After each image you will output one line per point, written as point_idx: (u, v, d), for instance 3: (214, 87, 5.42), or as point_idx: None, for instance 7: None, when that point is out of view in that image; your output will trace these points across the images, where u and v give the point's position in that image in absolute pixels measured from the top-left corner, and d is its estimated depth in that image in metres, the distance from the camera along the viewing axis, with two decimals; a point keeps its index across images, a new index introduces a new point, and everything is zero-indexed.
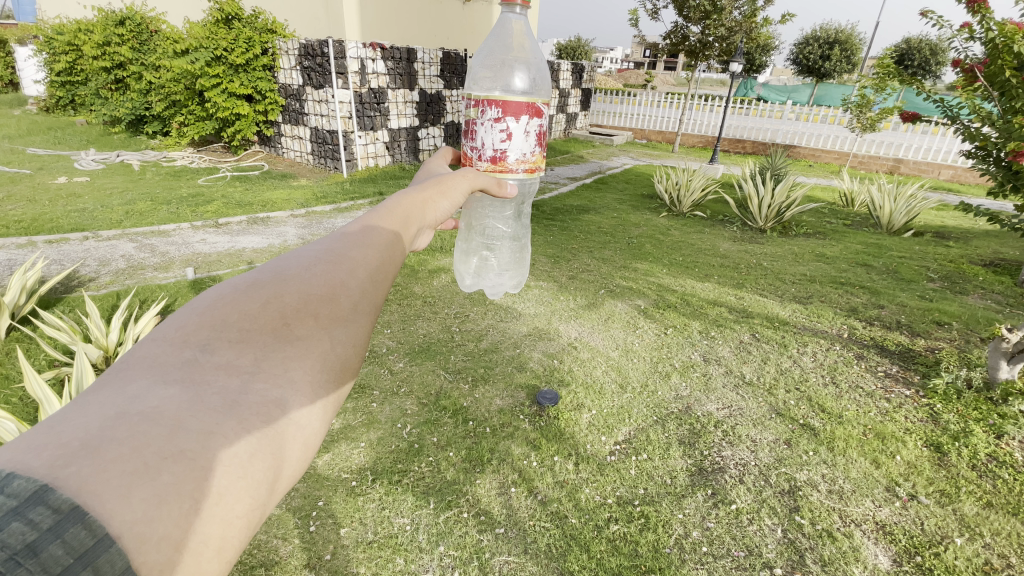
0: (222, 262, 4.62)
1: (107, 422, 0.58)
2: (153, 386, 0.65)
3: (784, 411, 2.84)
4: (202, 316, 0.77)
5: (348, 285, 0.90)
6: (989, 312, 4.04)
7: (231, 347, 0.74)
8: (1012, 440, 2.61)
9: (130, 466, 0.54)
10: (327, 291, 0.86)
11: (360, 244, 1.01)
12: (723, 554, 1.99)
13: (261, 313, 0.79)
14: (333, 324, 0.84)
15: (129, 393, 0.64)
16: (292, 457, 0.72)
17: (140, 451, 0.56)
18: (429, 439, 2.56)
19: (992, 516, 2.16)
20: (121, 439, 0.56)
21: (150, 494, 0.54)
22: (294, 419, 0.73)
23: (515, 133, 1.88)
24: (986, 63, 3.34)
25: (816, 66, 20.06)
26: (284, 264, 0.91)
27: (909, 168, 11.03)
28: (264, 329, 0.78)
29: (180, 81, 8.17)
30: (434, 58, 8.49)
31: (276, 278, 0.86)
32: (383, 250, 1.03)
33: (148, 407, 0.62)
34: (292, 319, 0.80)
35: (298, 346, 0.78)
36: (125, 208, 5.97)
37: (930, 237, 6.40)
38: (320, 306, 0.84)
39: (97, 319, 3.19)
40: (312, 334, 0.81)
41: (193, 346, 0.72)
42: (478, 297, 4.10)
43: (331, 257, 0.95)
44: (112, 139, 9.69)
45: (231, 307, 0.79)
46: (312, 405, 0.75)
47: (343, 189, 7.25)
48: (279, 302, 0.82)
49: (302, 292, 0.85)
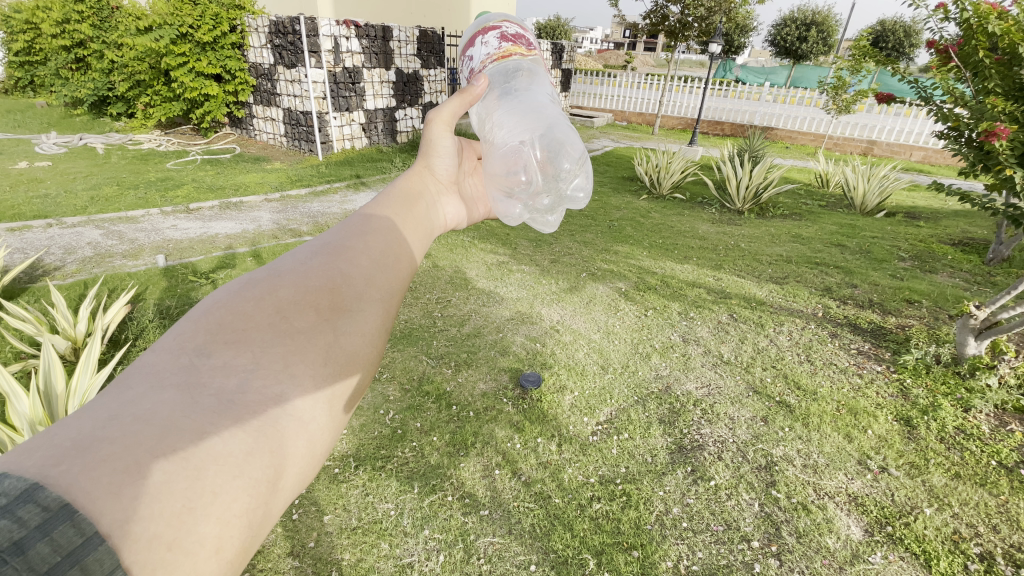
0: (195, 248, 4.49)
1: (101, 424, 0.58)
2: (147, 389, 0.64)
3: (761, 389, 2.90)
4: (196, 321, 0.75)
5: (348, 277, 0.91)
6: (957, 290, 4.17)
7: (228, 347, 0.73)
8: (977, 414, 2.72)
9: (121, 465, 0.55)
10: (327, 283, 0.88)
11: (357, 235, 1.02)
12: (703, 528, 2.04)
13: (258, 312, 0.79)
14: (335, 317, 0.84)
15: (123, 397, 0.63)
16: (293, 453, 0.71)
17: (132, 451, 0.56)
18: (412, 425, 2.55)
19: (959, 486, 2.25)
20: (114, 438, 0.57)
21: (139, 493, 0.54)
22: (294, 413, 0.73)
23: (477, 52, 1.75)
24: (960, 44, 3.37)
25: (794, 48, 20.15)
26: (281, 263, 0.91)
27: (882, 150, 11.31)
28: (263, 325, 0.77)
29: (144, 60, 7.74)
30: (411, 36, 8.25)
31: (272, 277, 0.86)
32: (382, 238, 1.04)
33: (142, 410, 0.61)
34: (290, 314, 0.81)
35: (299, 339, 0.78)
36: (90, 193, 5.74)
37: (901, 218, 6.55)
38: (319, 299, 0.85)
39: (64, 309, 3.08)
40: (313, 328, 0.81)
41: (189, 350, 0.71)
42: (459, 282, 4.07)
43: (330, 252, 0.95)
44: (74, 121, 9.27)
45: (227, 308, 0.78)
46: (314, 398, 0.76)
47: (318, 172, 7.08)
48: (274, 298, 0.82)
49: (299, 287, 0.85)
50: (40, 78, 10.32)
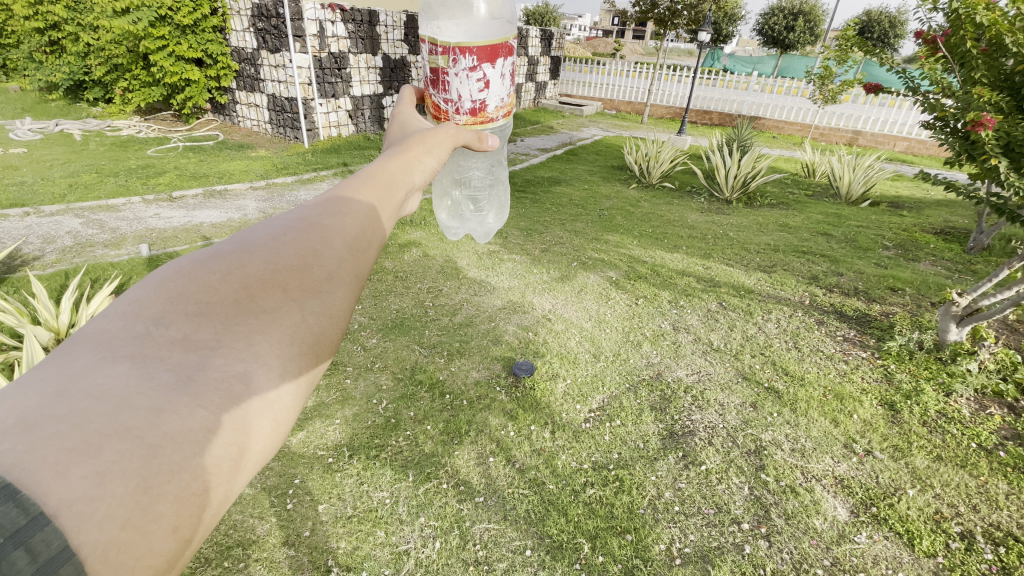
0: (179, 237, 4.40)
1: (47, 399, 0.51)
2: (99, 362, 0.57)
3: (750, 375, 2.96)
4: (157, 290, 0.67)
5: (322, 256, 0.79)
6: (939, 278, 4.26)
7: (187, 321, 0.64)
8: (958, 398, 2.80)
9: (67, 445, 0.47)
10: (298, 261, 0.76)
11: (337, 211, 0.88)
12: (694, 512, 2.09)
13: (224, 283, 0.69)
14: (305, 296, 0.74)
15: (72, 369, 0.55)
16: (258, 432, 0.64)
17: (81, 428, 0.49)
18: (406, 414, 2.55)
19: (941, 468, 2.32)
20: (61, 415, 0.50)
21: (90, 471, 0.47)
22: (258, 390, 0.64)
23: (492, 79, 1.65)
24: (947, 34, 3.41)
25: (781, 38, 20.18)
26: (251, 234, 0.80)
27: (867, 140, 11.42)
28: (225, 303, 0.68)
29: (122, 44, 7.51)
30: (398, 21, 8.10)
31: (240, 248, 0.75)
32: (366, 216, 0.90)
33: (93, 383, 0.54)
34: (256, 293, 0.70)
35: (263, 319, 0.69)
36: (68, 181, 5.59)
37: (885, 207, 6.66)
38: (288, 280, 0.74)
39: (45, 300, 3.01)
40: (278, 307, 0.71)
41: (146, 318, 0.63)
42: (450, 271, 4.06)
43: (306, 225, 0.83)
44: (50, 107, 8.99)
45: (189, 278, 0.69)
46: (280, 376, 0.67)
47: (304, 160, 6.98)
48: (241, 273, 0.72)
49: (268, 264, 0.74)
50: (12, 61, 9.93)
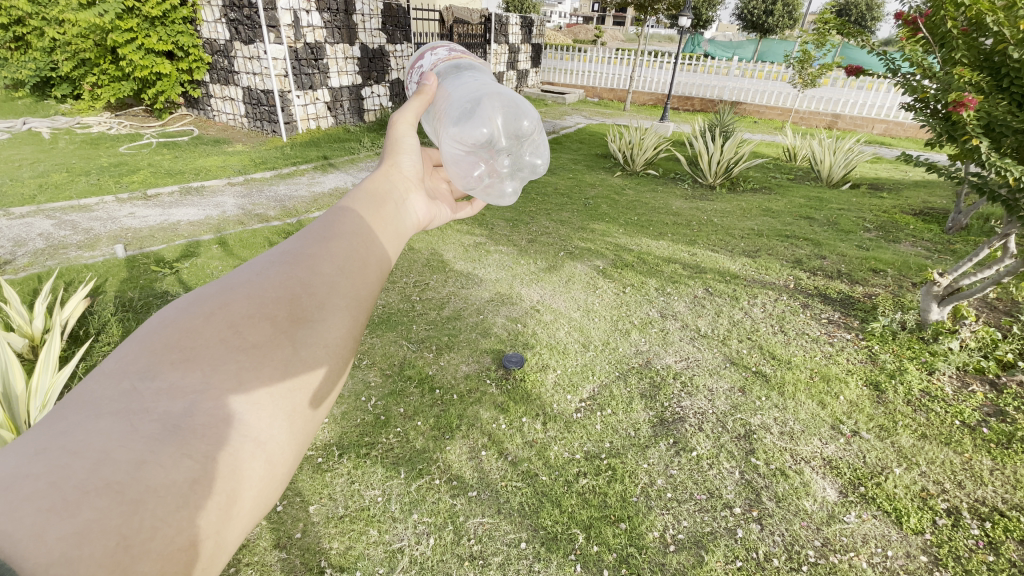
0: (155, 236, 4.28)
1: (30, 457, 0.49)
2: (86, 420, 0.54)
3: (738, 360, 2.98)
4: (146, 339, 0.62)
5: (311, 284, 0.74)
6: (920, 259, 4.33)
7: (176, 369, 0.60)
8: (941, 375, 2.87)
9: (46, 503, 0.45)
10: (286, 292, 0.71)
11: (321, 237, 0.83)
12: (686, 498, 2.10)
13: (206, 328, 0.64)
14: (296, 327, 0.69)
15: (57, 430, 0.52)
16: (252, 478, 0.60)
17: (60, 484, 0.47)
18: (396, 410, 2.52)
19: (925, 446, 2.37)
20: (40, 474, 0.47)
21: (68, 531, 0.44)
22: (248, 432, 0.60)
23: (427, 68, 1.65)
24: (928, 15, 3.42)
25: (760, 22, 20.26)
26: (233, 276, 0.74)
27: (846, 123, 11.59)
28: (212, 342, 0.63)
29: (89, 37, 7.23)
30: (375, 9, 7.92)
31: (224, 286, 0.70)
32: (352, 236, 0.85)
33: (77, 440, 0.51)
34: (243, 328, 0.65)
35: (254, 354, 0.64)
36: (37, 180, 5.40)
37: (865, 189, 6.74)
38: (275, 313, 0.68)
39: (18, 305, 2.91)
40: (268, 341, 0.66)
41: (132, 373, 0.59)
42: (436, 265, 4.01)
43: (289, 257, 0.77)
44: (16, 105, 8.65)
45: (173, 325, 0.64)
46: (273, 418, 0.63)
47: (283, 154, 6.83)
48: (226, 311, 0.67)
49: (253, 297, 0.69)
50: None
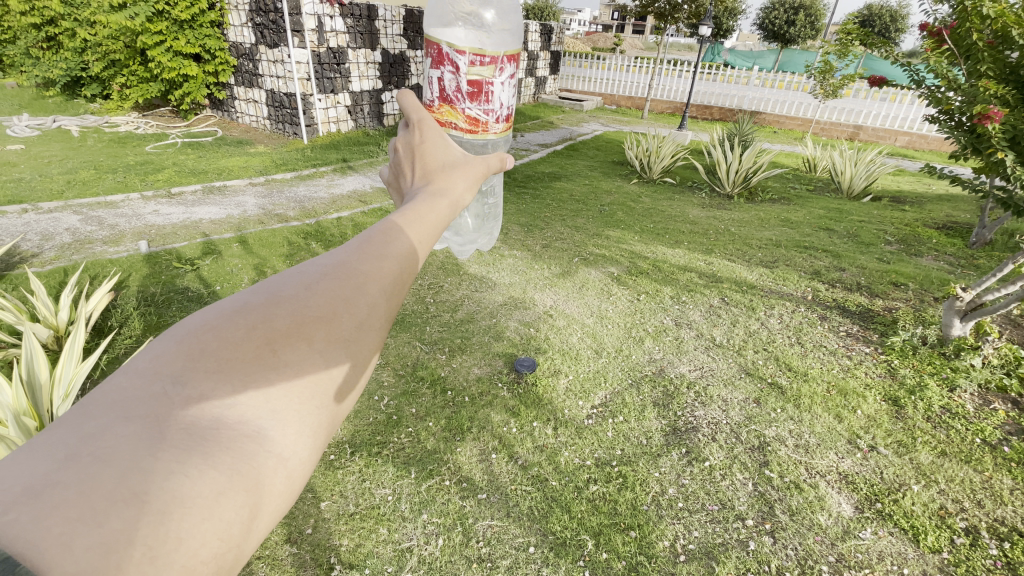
0: (178, 233, 4.38)
1: (57, 462, 0.45)
2: (114, 425, 0.50)
3: (753, 370, 2.94)
4: (180, 341, 0.57)
5: (357, 306, 0.66)
6: (942, 273, 4.25)
7: (207, 380, 0.55)
8: (963, 393, 2.80)
9: (73, 514, 0.42)
10: (330, 309, 0.64)
11: (373, 253, 0.73)
12: (698, 508, 2.08)
13: (244, 338, 0.58)
14: (334, 350, 0.62)
15: (87, 430, 0.49)
16: (274, 492, 0.55)
17: (86, 494, 0.43)
18: (408, 410, 2.54)
19: (945, 463, 2.32)
20: (66, 482, 0.44)
21: (95, 542, 0.41)
22: (272, 446, 0.55)
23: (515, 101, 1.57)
24: (953, 27, 3.38)
25: (782, 32, 20.12)
26: (279, 278, 0.67)
27: (868, 134, 11.41)
28: (246, 356, 0.57)
29: (119, 39, 7.43)
30: (397, 15, 8.05)
31: (269, 296, 0.63)
32: (405, 260, 0.76)
33: (105, 445, 0.48)
34: (280, 347, 0.59)
35: (287, 375, 0.58)
36: (66, 177, 5.56)
37: (887, 202, 6.62)
38: (314, 334, 0.61)
39: (45, 296, 2.99)
40: (305, 362, 0.59)
41: (164, 375, 0.54)
42: (451, 267, 4.03)
43: (341, 272, 0.69)
44: (48, 103, 8.91)
45: (213, 331, 0.58)
46: (298, 433, 0.58)
47: (303, 155, 6.96)
48: (266, 325, 0.60)
49: (296, 312, 0.62)
50: (10, 59, 9.79)
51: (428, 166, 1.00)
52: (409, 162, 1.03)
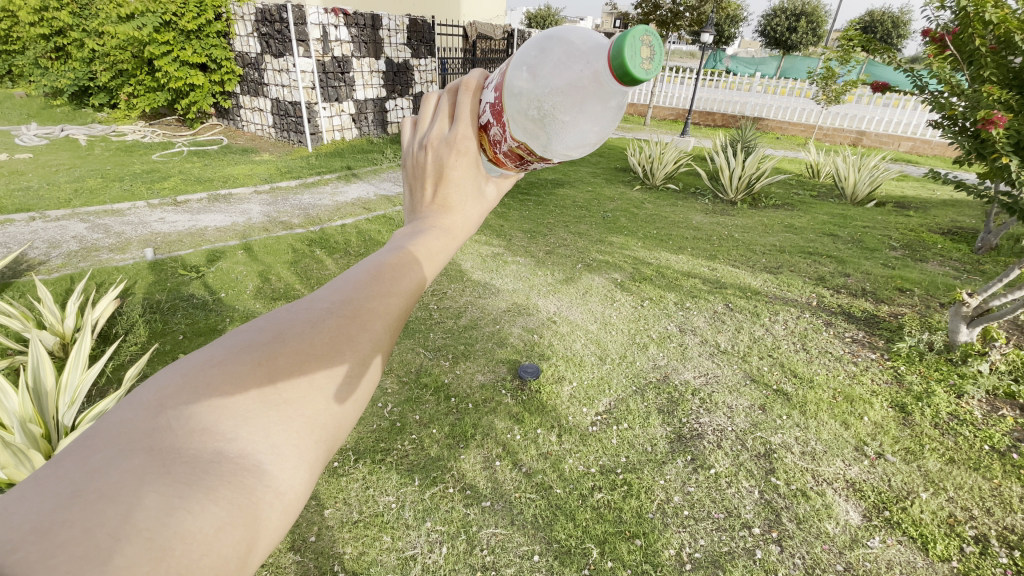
0: (183, 241, 4.41)
1: (62, 498, 0.45)
2: (118, 458, 0.49)
3: (758, 377, 2.93)
4: (184, 371, 0.57)
5: (363, 345, 0.66)
6: (947, 278, 4.23)
7: (210, 414, 0.54)
8: (970, 399, 2.78)
9: (77, 552, 0.41)
10: (334, 346, 0.64)
11: (382, 288, 0.72)
12: (704, 516, 2.06)
13: (249, 372, 0.58)
14: (333, 386, 0.62)
15: (91, 464, 0.48)
16: (269, 526, 0.54)
17: (91, 531, 0.43)
18: (411, 417, 2.53)
19: (953, 471, 2.29)
20: (71, 518, 0.43)
21: None
22: (272, 481, 0.55)
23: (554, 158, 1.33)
24: (955, 33, 3.36)
25: (784, 39, 20.20)
26: (285, 313, 0.67)
27: (871, 140, 11.32)
28: (248, 390, 0.57)
29: (126, 48, 7.53)
30: (400, 25, 8.13)
31: (274, 332, 0.63)
32: (411, 295, 0.76)
33: (109, 481, 0.47)
34: (282, 384, 0.59)
35: (288, 411, 0.58)
36: (73, 185, 5.61)
37: (891, 207, 6.61)
38: (317, 370, 0.61)
39: (51, 304, 3.02)
40: (305, 398, 0.59)
41: (169, 407, 0.54)
42: (454, 273, 4.04)
43: (348, 309, 0.68)
44: (55, 112, 8.99)
45: (218, 366, 0.58)
46: (298, 466, 0.57)
47: (308, 163, 7.01)
48: (270, 359, 0.60)
49: (301, 348, 0.62)
50: (18, 69, 9.90)
51: (449, 192, 0.96)
52: (431, 178, 0.97)
